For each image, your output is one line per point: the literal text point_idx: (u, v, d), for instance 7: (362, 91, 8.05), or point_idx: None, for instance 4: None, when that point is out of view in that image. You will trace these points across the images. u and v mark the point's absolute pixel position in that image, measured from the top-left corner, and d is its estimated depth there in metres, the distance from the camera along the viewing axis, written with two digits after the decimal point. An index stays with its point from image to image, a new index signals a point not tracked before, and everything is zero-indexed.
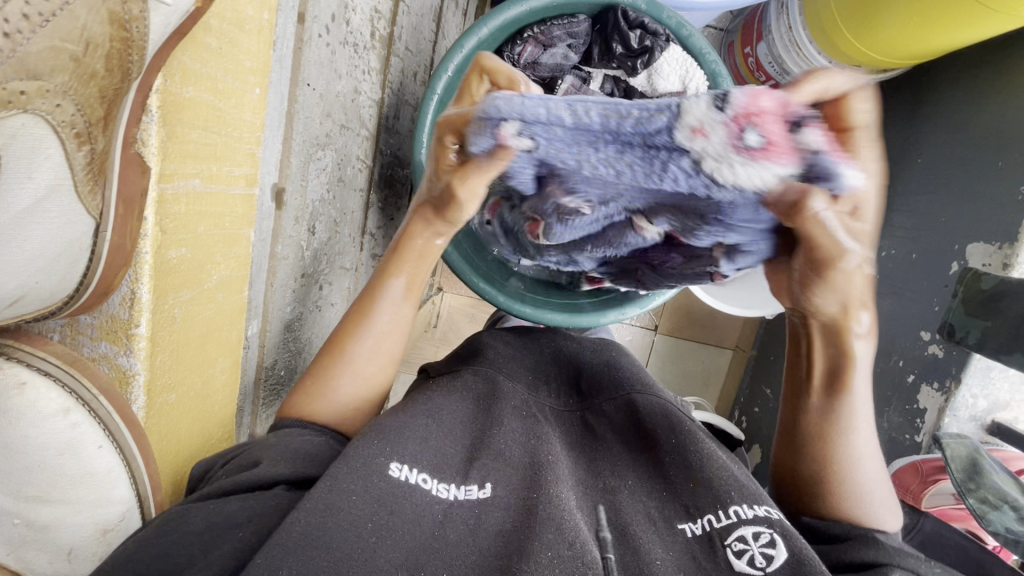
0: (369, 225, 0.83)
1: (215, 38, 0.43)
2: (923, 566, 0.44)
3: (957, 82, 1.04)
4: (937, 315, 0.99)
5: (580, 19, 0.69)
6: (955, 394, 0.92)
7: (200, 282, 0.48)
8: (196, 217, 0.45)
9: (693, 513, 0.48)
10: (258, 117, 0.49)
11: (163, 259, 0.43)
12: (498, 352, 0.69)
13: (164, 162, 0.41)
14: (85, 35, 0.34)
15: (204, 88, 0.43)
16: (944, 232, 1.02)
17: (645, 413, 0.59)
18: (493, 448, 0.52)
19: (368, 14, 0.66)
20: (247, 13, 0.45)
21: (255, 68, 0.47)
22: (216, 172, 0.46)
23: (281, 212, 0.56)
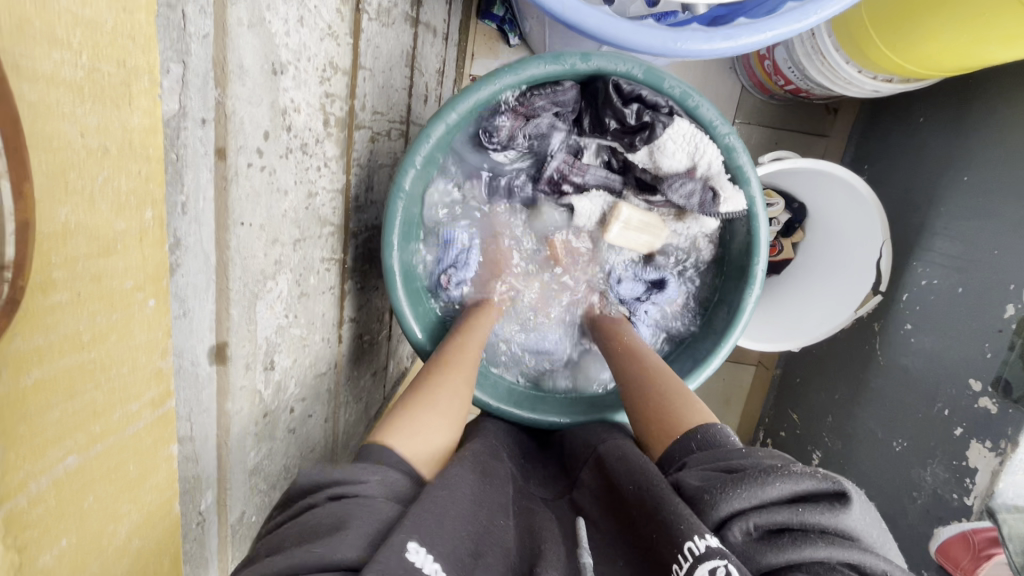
0: (346, 314, 0.76)
1: (65, 292, 0.28)
2: (747, 499, 0.41)
3: (1012, 88, 0.90)
4: (989, 363, 0.88)
5: (565, 87, 0.59)
6: (1011, 458, 0.83)
7: (86, 566, 0.34)
8: (77, 495, 0.32)
9: (669, 571, 0.40)
10: (157, 328, 0.35)
11: (30, 573, 0.30)
12: (490, 431, 0.62)
13: (4, 477, 0.27)
14: None
15: (62, 352, 0.29)
16: (998, 266, 0.90)
17: (612, 463, 0.54)
18: (498, 543, 0.44)
19: (317, 104, 0.56)
20: (117, 229, 0.30)
21: (139, 283, 0.32)
22: (101, 429, 0.33)
23: (226, 368, 0.48)
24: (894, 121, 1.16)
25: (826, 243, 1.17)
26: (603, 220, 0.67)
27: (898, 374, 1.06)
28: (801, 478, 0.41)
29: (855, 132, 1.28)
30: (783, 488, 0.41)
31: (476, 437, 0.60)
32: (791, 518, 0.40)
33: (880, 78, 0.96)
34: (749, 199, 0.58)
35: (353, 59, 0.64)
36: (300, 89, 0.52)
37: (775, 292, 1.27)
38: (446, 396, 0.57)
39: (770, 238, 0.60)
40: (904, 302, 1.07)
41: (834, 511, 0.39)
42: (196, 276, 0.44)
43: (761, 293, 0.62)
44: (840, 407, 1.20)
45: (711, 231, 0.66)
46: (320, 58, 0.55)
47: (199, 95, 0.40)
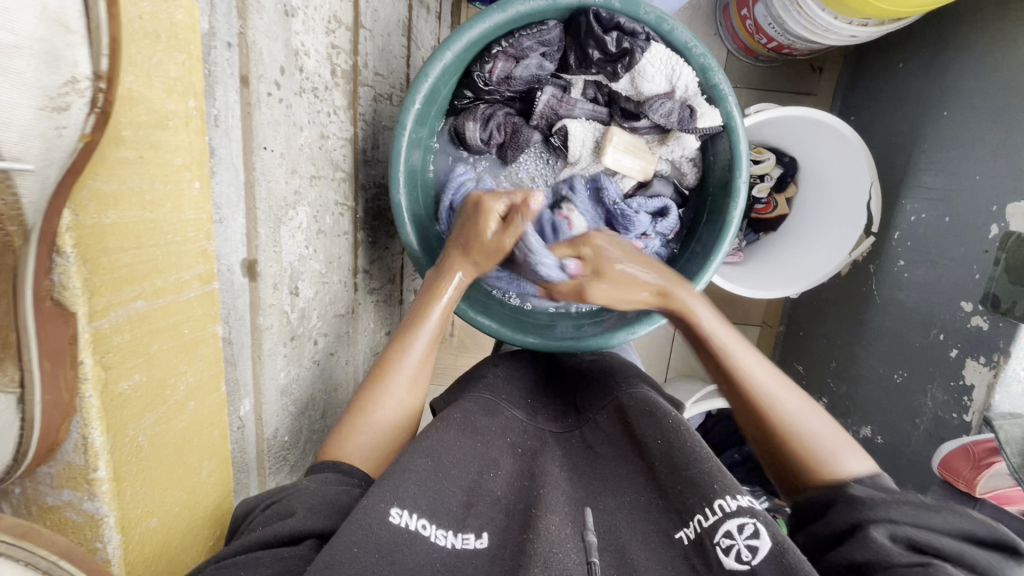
0: (360, 264, 0.81)
1: (131, 150, 0.37)
2: (909, 517, 0.44)
3: (984, 20, 0.94)
4: (979, 283, 0.91)
5: (550, 26, 0.64)
6: (1004, 369, 0.85)
7: (164, 400, 0.44)
8: (147, 337, 0.41)
9: (685, 518, 0.46)
10: (202, 211, 0.43)
11: (113, 392, 0.39)
12: (494, 383, 0.66)
13: (91, 300, 0.36)
14: None
15: (129, 205, 0.37)
16: (980, 191, 0.93)
17: (632, 413, 0.57)
18: (489, 492, 0.50)
19: (325, 52, 0.62)
20: (168, 109, 0.39)
21: (188, 163, 0.41)
22: (162, 285, 0.41)
23: (256, 284, 0.54)
24: (876, 69, 1.20)
25: (818, 191, 1.21)
26: (595, 148, 0.71)
27: (895, 310, 1.09)
28: (972, 523, 0.44)
29: (840, 85, 1.32)
30: (952, 523, 0.43)
31: (477, 392, 0.62)
32: (956, 550, 0.41)
33: (855, 23, 1.00)
34: (726, 115, 0.63)
35: (355, 17, 0.69)
36: (310, 35, 0.57)
37: (772, 244, 1.31)
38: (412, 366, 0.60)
39: (750, 152, 0.64)
40: (896, 240, 1.10)
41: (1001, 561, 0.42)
42: (228, 188, 0.50)
43: (746, 204, 0.66)
44: (842, 350, 1.23)
45: (694, 154, 0.72)
46: (326, 9, 0.60)
47: (225, 21, 0.46)
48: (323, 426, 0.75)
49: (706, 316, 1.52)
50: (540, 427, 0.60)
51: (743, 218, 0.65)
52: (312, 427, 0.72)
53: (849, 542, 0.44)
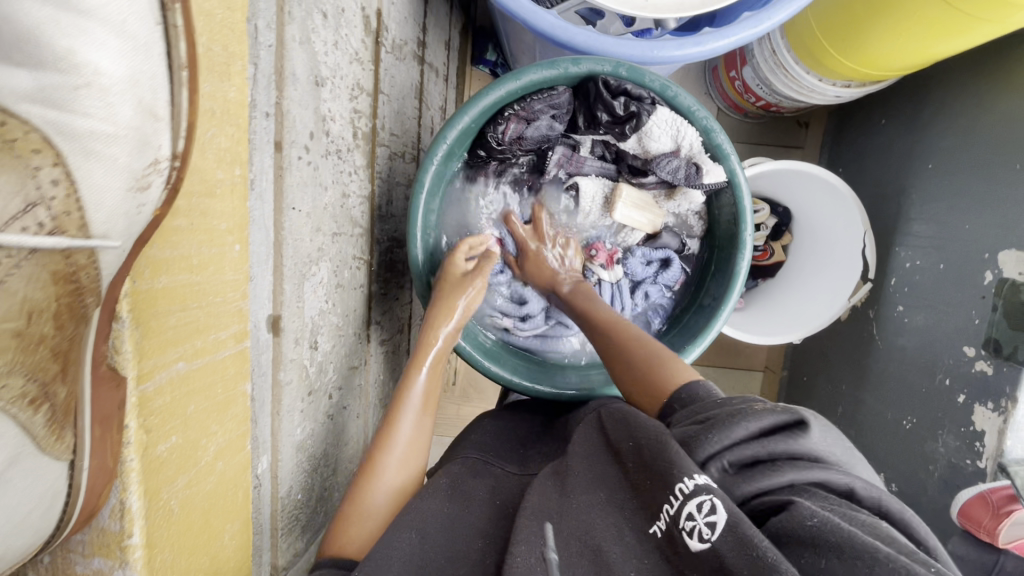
0: (373, 315, 0.81)
1: (184, 219, 0.42)
2: (720, 444, 0.45)
3: (959, 83, 1.01)
4: (979, 329, 0.93)
5: (559, 92, 0.67)
6: (1014, 415, 0.85)
7: (194, 462, 0.47)
8: (183, 399, 0.45)
9: (655, 513, 0.43)
10: (240, 272, 0.48)
11: (152, 456, 0.43)
12: (483, 440, 0.66)
13: (140, 363, 0.41)
14: (26, 305, 0.34)
15: (177, 270, 0.42)
16: (971, 240, 0.96)
17: (609, 425, 0.55)
18: (468, 557, 0.50)
19: (348, 117, 0.65)
20: (218, 177, 0.44)
21: (231, 228, 0.46)
22: (202, 345, 0.45)
23: (280, 339, 0.54)
24: (860, 125, 1.26)
25: (814, 240, 1.25)
26: (604, 203, 0.75)
27: (899, 355, 1.10)
28: (856, 462, 0.45)
29: (827, 140, 1.39)
30: (752, 426, 0.43)
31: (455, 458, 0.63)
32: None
33: (839, 84, 1.06)
34: (730, 172, 0.66)
35: (375, 83, 0.73)
36: (336, 102, 0.61)
37: (771, 293, 1.33)
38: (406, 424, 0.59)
39: (754, 206, 0.68)
40: (894, 286, 1.13)
41: (891, 489, 0.42)
42: (258, 247, 0.51)
43: (752, 256, 0.68)
44: (848, 397, 1.22)
45: (699, 207, 0.75)
46: (350, 78, 0.64)
47: (265, 93, 0.49)
48: (335, 483, 0.74)
49: (710, 363, 1.51)
50: (528, 477, 0.59)
51: (751, 270, 0.67)
52: (324, 484, 0.70)
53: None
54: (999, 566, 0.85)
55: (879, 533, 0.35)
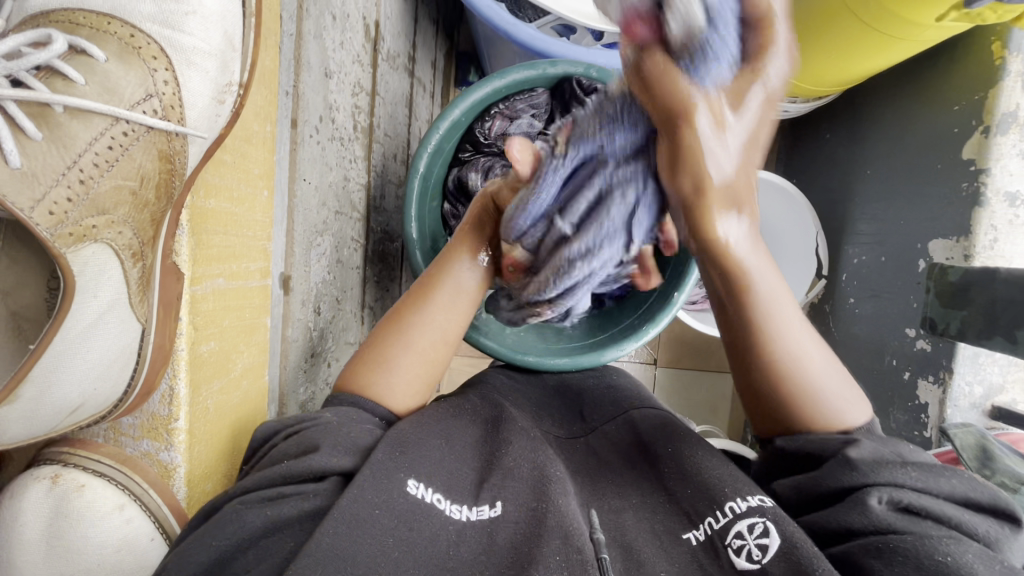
0: (367, 299, 0.87)
1: (230, 154, 0.51)
2: (912, 479, 0.46)
3: (887, 99, 1.15)
4: (917, 311, 1.04)
5: (539, 92, 0.79)
6: (951, 384, 0.96)
7: (228, 371, 0.54)
8: (222, 311, 0.52)
9: (693, 520, 0.50)
10: (267, 216, 0.57)
11: (196, 353, 0.50)
12: (501, 388, 0.70)
13: (194, 267, 0.49)
14: (140, 173, 0.45)
15: (223, 198, 0.51)
16: (906, 233, 1.08)
17: (643, 432, 0.62)
18: (501, 466, 0.52)
19: (350, 109, 0.72)
20: (253, 129, 0.54)
21: (262, 173, 0.56)
22: (237, 270, 0.53)
23: (289, 298, 0.61)
24: (808, 140, 1.40)
25: (773, 243, 1.35)
26: None
27: (851, 343, 1.19)
28: (974, 489, 0.46)
29: (781, 155, 1.52)
30: (957, 489, 0.45)
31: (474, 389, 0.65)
32: (953, 516, 0.44)
33: (786, 99, 1.19)
34: None
35: (373, 85, 0.81)
36: (341, 94, 0.68)
37: None
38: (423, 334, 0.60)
39: None
40: (844, 281, 1.23)
41: (999, 529, 0.44)
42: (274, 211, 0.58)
43: None
44: None
45: None
46: (353, 76, 0.72)
47: (286, 75, 0.57)
48: None
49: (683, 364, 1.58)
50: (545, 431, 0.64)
51: None
52: None
53: (842, 503, 0.46)
54: None
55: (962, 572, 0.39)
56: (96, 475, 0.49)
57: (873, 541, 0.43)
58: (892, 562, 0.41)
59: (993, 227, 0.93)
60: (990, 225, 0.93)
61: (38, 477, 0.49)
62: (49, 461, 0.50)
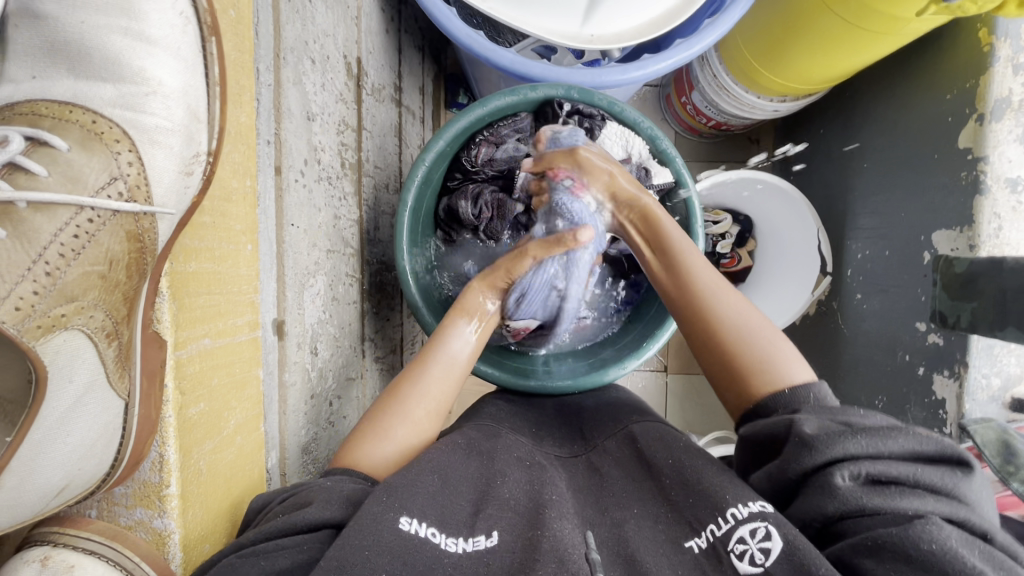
0: (366, 332, 0.87)
1: (209, 216, 0.52)
2: (865, 446, 0.47)
3: (878, 92, 1.14)
4: (926, 304, 1.02)
5: (522, 117, 0.79)
6: (966, 378, 0.93)
7: (220, 429, 0.54)
8: (209, 371, 0.52)
9: (696, 528, 0.49)
10: (252, 269, 0.57)
11: (185, 417, 0.50)
12: (496, 414, 0.71)
13: (176, 332, 0.49)
14: (108, 255, 0.46)
15: (204, 259, 0.52)
16: (908, 225, 1.06)
17: (642, 441, 0.62)
18: (497, 497, 0.52)
19: (336, 148, 0.73)
20: (233, 186, 0.54)
21: (244, 229, 0.56)
22: (223, 327, 0.53)
23: (284, 342, 0.61)
24: (802, 136, 1.39)
25: (775, 242, 1.34)
26: None
27: (862, 339, 1.17)
28: (923, 442, 0.48)
29: (776, 153, 1.51)
30: (905, 445, 0.47)
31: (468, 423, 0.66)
32: (910, 474, 0.46)
33: (775, 100, 1.19)
34: (676, 172, 0.76)
35: (358, 121, 0.82)
36: (325, 135, 0.69)
37: (743, 296, 1.41)
38: (412, 406, 0.63)
39: (702, 203, 0.76)
40: (850, 276, 1.22)
41: (955, 475, 0.46)
42: (264, 258, 0.58)
43: (705, 246, 0.77)
44: (824, 386, 1.28)
45: (655, 209, 0.83)
46: (336, 115, 0.73)
47: (266, 124, 0.57)
48: None
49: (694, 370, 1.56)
50: (542, 450, 0.64)
51: None
52: None
53: (811, 488, 0.47)
54: None
55: (947, 557, 0.40)
56: (85, 554, 0.47)
57: (861, 537, 0.44)
58: (883, 558, 0.42)
59: (996, 214, 0.91)
60: (992, 212, 0.91)
61: (27, 561, 0.47)
62: (38, 544, 0.48)
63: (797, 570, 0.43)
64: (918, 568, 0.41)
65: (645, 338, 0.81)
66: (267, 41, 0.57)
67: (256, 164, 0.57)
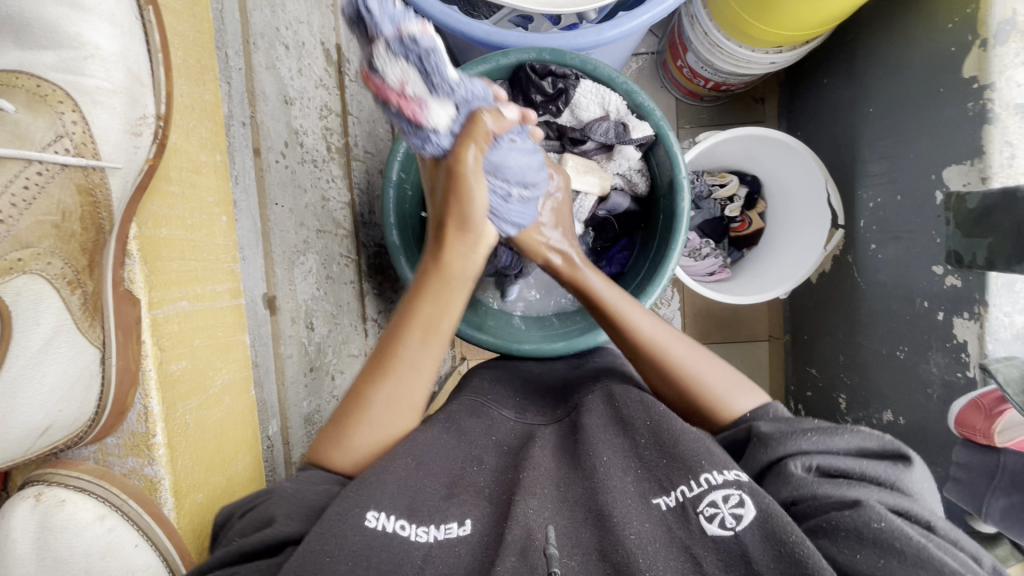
0: (368, 312, 0.89)
1: (176, 186, 0.55)
2: (814, 443, 0.52)
3: (878, 30, 1.09)
4: (941, 246, 0.97)
5: (497, 84, 0.79)
6: (987, 317, 0.89)
7: (205, 388, 0.57)
8: (190, 332, 0.55)
9: (665, 487, 0.50)
10: (229, 239, 0.60)
11: (167, 372, 0.53)
12: (482, 386, 0.71)
13: (151, 292, 0.52)
14: (62, 208, 0.50)
15: (175, 226, 0.55)
16: (918, 166, 1.02)
17: (620, 399, 0.61)
18: (472, 482, 0.54)
19: (320, 132, 0.75)
20: (202, 160, 0.57)
21: (217, 200, 0.59)
22: (200, 292, 0.56)
23: (277, 316, 0.65)
24: (807, 89, 1.34)
25: (785, 199, 1.30)
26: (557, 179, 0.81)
27: (880, 290, 1.13)
28: (866, 439, 0.53)
29: (783, 109, 1.46)
30: (850, 442, 0.52)
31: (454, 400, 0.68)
32: (856, 467, 0.50)
33: (772, 52, 1.16)
34: (656, 125, 0.76)
35: (343, 106, 0.84)
36: (306, 119, 0.71)
37: (755, 259, 1.37)
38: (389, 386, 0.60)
39: (685, 154, 0.76)
40: (863, 227, 1.17)
41: (896, 468, 0.50)
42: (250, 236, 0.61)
43: (691, 198, 0.77)
44: (845, 344, 1.24)
45: (639, 165, 0.84)
46: (318, 100, 0.75)
47: (239, 107, 0.61)
48: None
49: (712, 338, 1.53)
50: (526, 425, 0.64)
51: (691, 209, 0.75)
52: None
53: (770, 478, 0.52)
54: (1002, 468, 0.86)
55: (894, 534, 0.44)
56: (79, 491, 0.53)
57: (815, 520, 0.47)
58: (836, 537, 0.46)
59: (1007, 143, 0.86)
60: (1004, 141, 0.86)
61: (24, 497, 0.53)
62: (36, 482, 0.54)
63: (769, 537, 0.45)
64: (869, 544, 0.44)
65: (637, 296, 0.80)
66: (235, 28, 0.60)
67: (226, 141, 0.60)
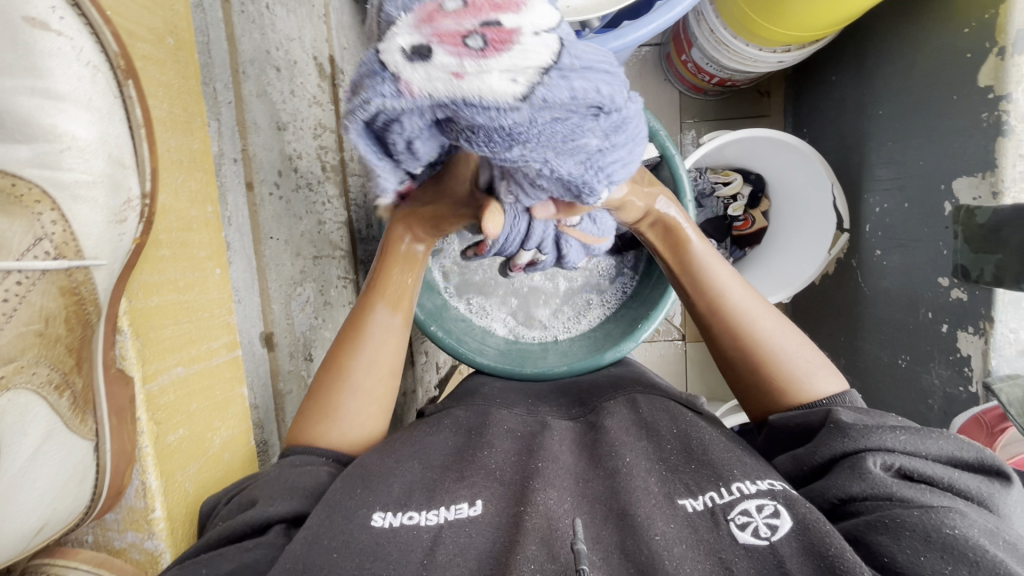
0: None
1: (166, 249, 0.55)
2: (902, 443, 0.47)
3: (891, 31, 1.05)
4: (949, 259, 0.96)
5: None
6: (992, 334, 0.88)
7: (205, 450, 0.60)
8: (186, 399, 0.57)
9: (695, 492, 0.48)
10: (223, 291, 0.61)
11: (164, 444, 0.55)
12: (493, 392, 0.71)
13: (144, 367, 0.53)
14: (44, 314, 0.47)
15: (167, 291, 0.55)
16: (928, 174, 0.99)
17: (645, 408, 0.61)
18: (483, 465, 0.53)
19: (315, 153, 0.73)
20: (192, 215, 0.57)
21: (209, 254, 0.59)
22: (197, 353, 0.58)
23: (275, 353, 0.69)
24: (815, 85, 1.30)
25: (790, 199, 1.27)
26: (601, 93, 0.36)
27: (884, 296, 1.12)
28: (963, 449, 0.47)
29: (790, 104, 1.42)
30: (944, 450, 0.46)
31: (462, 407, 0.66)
32: (945, 476, 0.45)
33: (779, 50, 1.11)
34: (662, 147, 0.75)
35: None
36: (299, 142, 0.69)
37: (758, 259, 1.34)
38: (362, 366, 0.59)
39: (690, 176, 0.75)
40: (868, 232, 1.15)
41: (992, 485, 0.45)
42: None
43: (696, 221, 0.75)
44: (846, 347, 1.23)
45: None
46: (312, 118, 0.72)
47: (230, 142, 0.62)
48: None
49: None
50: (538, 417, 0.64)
51: None
52: None
53: (839, 469, 0.47)
54: None
55: (968, 543, 0.38)
56: None
57: (875, 515, 0.42)
58: (899, 535, 0.41)
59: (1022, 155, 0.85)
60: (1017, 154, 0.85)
61: None
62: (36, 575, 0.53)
63: (808, 550, 0.42)
64: (934, 547, 0.39)
65: (639, 320, 0.82)
66: (222, 59, 0.61)
67: (217, 187, 0.60)
